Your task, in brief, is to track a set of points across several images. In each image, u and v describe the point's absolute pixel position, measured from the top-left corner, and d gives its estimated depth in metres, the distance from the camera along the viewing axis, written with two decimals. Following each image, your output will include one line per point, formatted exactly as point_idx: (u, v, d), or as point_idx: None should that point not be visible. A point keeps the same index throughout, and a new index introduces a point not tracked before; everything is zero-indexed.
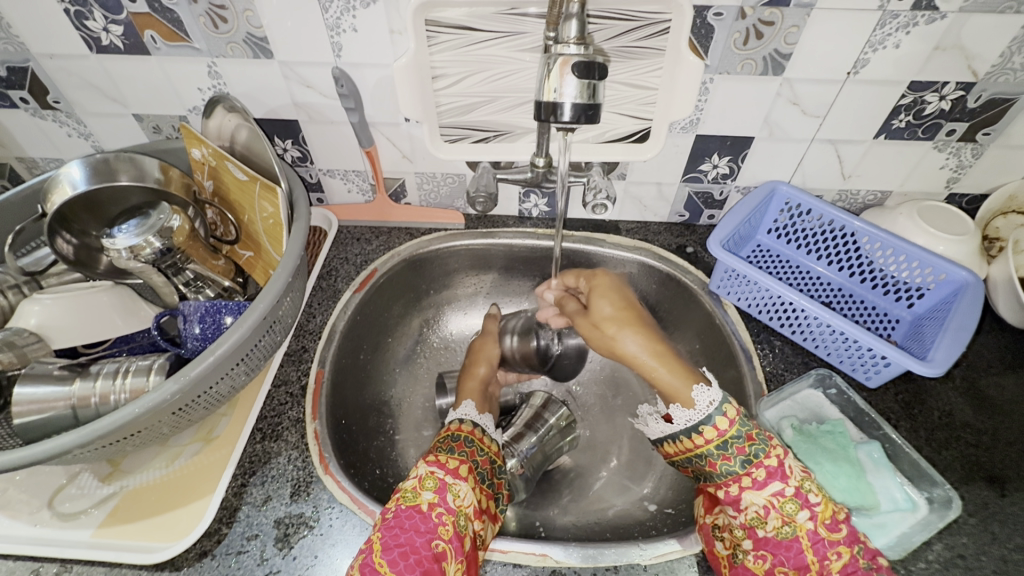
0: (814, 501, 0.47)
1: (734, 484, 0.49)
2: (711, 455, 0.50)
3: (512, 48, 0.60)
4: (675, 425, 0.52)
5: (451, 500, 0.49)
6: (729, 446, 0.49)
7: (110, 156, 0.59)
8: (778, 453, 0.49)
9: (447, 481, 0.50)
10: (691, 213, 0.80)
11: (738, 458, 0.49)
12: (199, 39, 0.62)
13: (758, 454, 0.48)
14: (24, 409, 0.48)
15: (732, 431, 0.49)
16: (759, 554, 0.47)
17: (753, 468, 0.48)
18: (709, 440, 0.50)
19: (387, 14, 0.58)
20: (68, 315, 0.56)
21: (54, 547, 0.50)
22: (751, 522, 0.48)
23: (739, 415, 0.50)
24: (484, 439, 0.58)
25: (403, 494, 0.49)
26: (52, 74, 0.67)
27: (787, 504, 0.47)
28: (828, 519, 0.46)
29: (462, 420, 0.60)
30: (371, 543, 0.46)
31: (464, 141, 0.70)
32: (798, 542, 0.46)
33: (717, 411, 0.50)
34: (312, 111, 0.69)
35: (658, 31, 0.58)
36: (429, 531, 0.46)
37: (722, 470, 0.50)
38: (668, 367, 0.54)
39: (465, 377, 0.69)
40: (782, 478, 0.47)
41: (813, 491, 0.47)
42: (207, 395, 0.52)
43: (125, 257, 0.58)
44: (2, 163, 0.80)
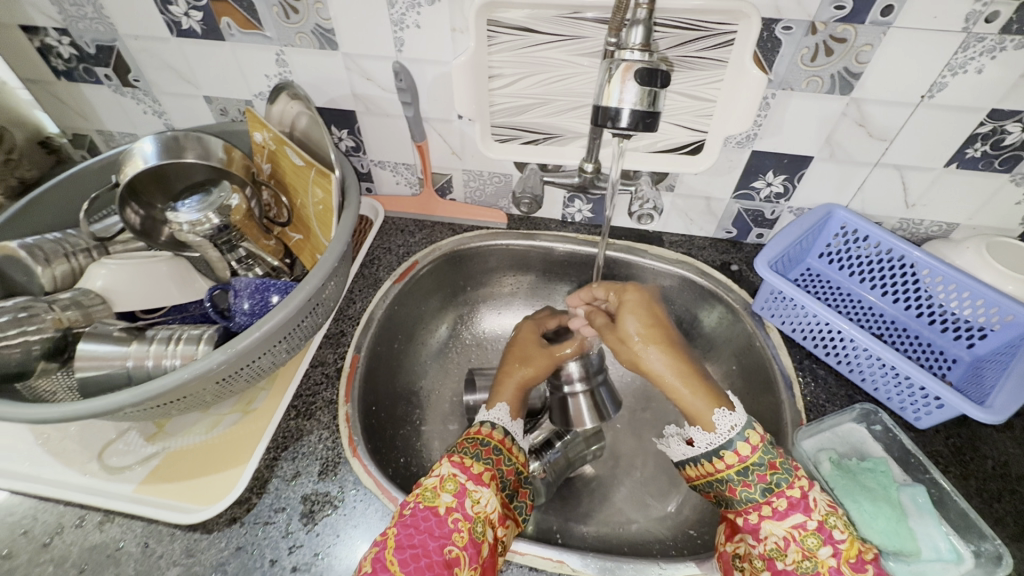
0: (839, 538, 0.45)
1: (755, 512, 0.48)
2: (732, 481, 0.49)
3: (571, 52, 0.60)
4: (695, 448, 0.52)
5: (469, 507, 0.49)
6: (750, 473, 0.48)
7: (181, 135, 0.63)
8: (801, 484, 0.47)
9: (467, 487, 0.50)
10: (739, 231, 0.78)
11: (759, 486, 0.48)
12: (271, 28, 0.64)
13: (780, 483, 0.47)
14: (85, 365, 0.51)
15: (754, 458, 0.48)
16: None
17: (774, 497, 0.47)
18: (729, 465, 0.49)
19: (451, 12, 0.59)
20: (129, 279, 0.58)
21: (100, 496, 0.53)
22: (771, 553, 0.46)
23: (764, 442, 0.49)
24: (510, 446, 0.57)
25: (423, 492, 0.50)
26: (135, 54, 0.71)
27: (809, 538, 0.45)
28: (853, 557, 0.44)
29: (494, 426, 0.58)
30: (386, 538, 0.47)
31: (514, 142, 0.70)
32: None
33: (738, 436, 0.49)
34: (370, 102, 0.70)
35: (722, 42, 0.57)
36: (443, 536, 0.47)
37: (741, 496, 0.49)
38: (695, 391, 0.52)
39: (503, 377, 0.64)
40: (805, 510, 0.46)
41: (838, 528, 0.45)
42: (250, 367, 0.55)
43: (184, 229, 0.62)
44: (84, 135, 0.86)
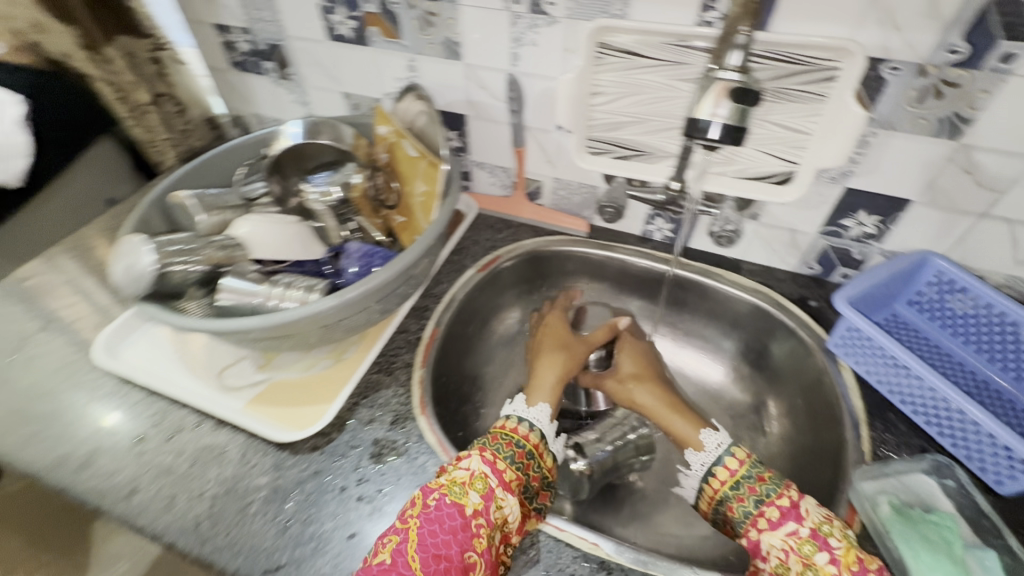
0: (835, 545, 0.48)
1: (753, 527, 0.51)
2: (729, 498, 0.55)
3: (672, 76, 0.64)
4: (692, 471, 0.58)
5: (493, 513, 0.50)
6: (742, 485, 0.54)
7: (320, 121, 0.78)
8: (790, 495, 0.52)
9: (495, 493, 0.51)
10: (822, 268, 0.76)
11: (751, 497, 0.53)
12: (409, 38, 0.75)
13: (770, 493, 0.52)
14: (225, 296, 0.61)
15: (743, 472, 0.55)
16: None
17: (766, 507, 0.51)
18: (723, 482, 0.55)
19: (565, 33, 0.66)
20: (265, 233, 0.67)
21: (215, 406, 0.63)
22: (776, 569, 0.49)
23: (750, 458, 0.56)
24: (540, 449, 0.58)
25: (451, 487, 0.50)
26: (296, 53, 0.85)
27: (805, 546, 0.48)
28: (852, 566, 0.46)
29: (531, 427, 0.59)
30: (409, 528, 0.48)
31: (606, 155, 0.75)
32: None
33: (726, 453, 0.57)
34: (480, 108, 0.79)
35: (823, 78, 0.59)
36: (464, 540, 0.47)
37: (741, 512, 0.53)
38: (682, 418, 0.63)
39: (543, 373, 0.67)
40: (796, 518, 0.50)
41: (832, 535, 0.48)
42: (350, 319, 0.63)
43: (314, 199, 0.75)
44: (242, 117, 1.03)
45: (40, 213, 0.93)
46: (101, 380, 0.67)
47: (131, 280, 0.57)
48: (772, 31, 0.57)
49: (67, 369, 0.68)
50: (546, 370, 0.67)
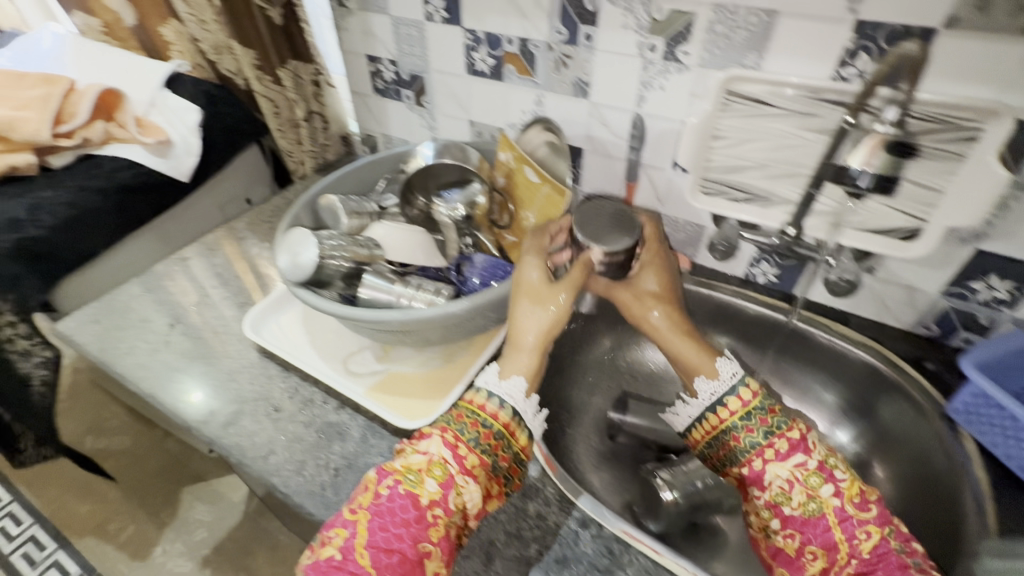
0: (840, 479, 0.55)
1: (760, 458, 0.57)
2: (736, 429, 0.60)
3: (799, 126, 0.67)
4: (699, 400, 0.63)
5: (451, 501, 0.51)
6: (753, 417, 0.59)
7: (450, 145, 0.87)
8: (799, 428, 0.58)
9: (454, 480, 0.52)
10: (941, 330, 0.74)
11: (762, 429, 0.58)
12: (542, 76, 0.82)
13: (781, 428, 0.58)
14: (365, 290, 0.68)
15: (755, 404, 0.60)
16: (789, 532, 0.55)
17: (775, 440, 0.57)
18: (734, 412, 0.60)
19: (694, 80, 0.70)
20: (399, 237, 0.76)
21: (341, 388, 0.70)
22: (778, 499, 0.55)
23: (761, 391, 0.62)
24: (509, 427, 0.57)
25: (408, 477, 0.52)
26: (435, 84, 0.96)
27: (811, 478, 0.55)
28: (855, 498, 0.54)
29: (502, 405, 0.58)
30: (359, 521, 0.50)
31: (720, 197, 0.77)
32: (825, 520, 0.53)
33: (740, 383, 0.62)
34: (598, 144, 0.84)
35: (964, 138, 0.59)
36: (417, 533, 0.49)
37: (747, 442, 0.59)
38: (695, 345, 0.67)
39: (518, 346, 0.62)
40: (805, 452, 0.56)
41: (836, 470, 0.56)
42: (469, 322, 0.68)
43: (442, 212, 0.83)
44: (374, 137, 1.15)
45: (198, 205, 1.13)
46: (246, 352, 0.76)
47: (298, 268, 0.66)
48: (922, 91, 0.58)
49: (218, 339, 0.79)
50: (525, 332, 0.63)
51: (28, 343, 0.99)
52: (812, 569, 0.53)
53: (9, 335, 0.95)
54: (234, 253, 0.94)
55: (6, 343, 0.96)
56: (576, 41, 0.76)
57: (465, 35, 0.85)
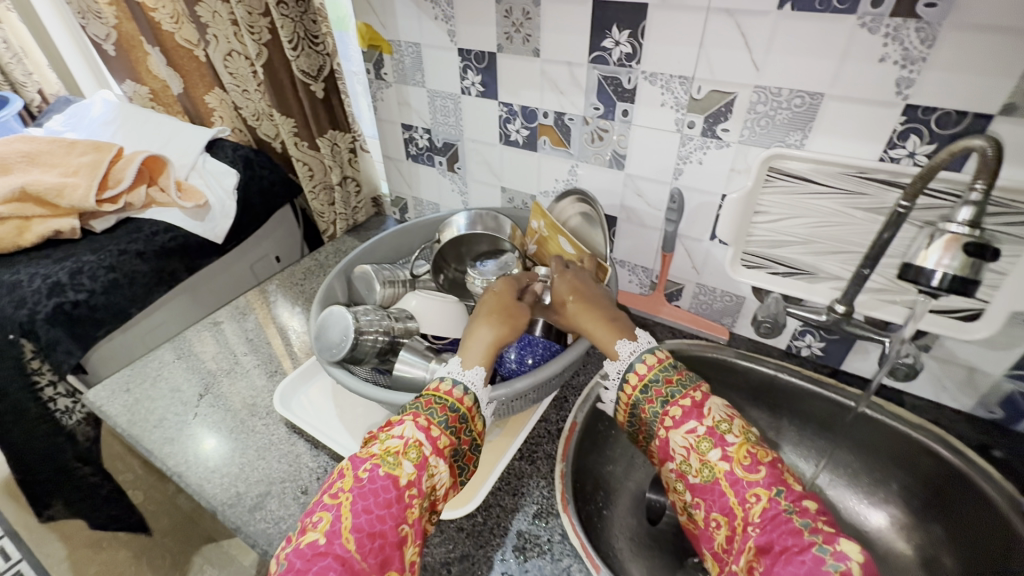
0: (729, 442, 0.51)
1: (661, 427, 0.55)
2: (641, 401, 0.57)
3: (845, 204, 0.65)
4: (610, 380, 0.61)
5: (425, 481, 0.49)
6: (650, 389, 0.57)
7: (485, 214, 0.85)
8: (694, 395, 0.55)
9: (428, 461, 0.50)
10: (1008, 415, 0.69)
11: (659, 399, 0.56)
12: (576, 147, 0.83)
13: (676, 395, 0.55)
14: (400, 366, 0.67)
15: (650, 376, 0.57)
16: (696, 501, 0.52)
17: (670, 408, 0.55)
18: (634, 387, 0.58)
19: (734, 156, 0.70)
20: (430, 307, 0.74)
21: None
22: (683, 468, 0.53)
23: (663, 361, 0.58)
24: (473, 411, 0.56)
25: (384, 456, 0.49)
26: (467, 152, 0.97)
27: (702, 443, 0.52)
28: (745, 461, 0.50)
29: (466, 391, 0.56)
30: (341, 504, 0.46)
31: (763, 270, 0.75)
32: (719, 485, 0.50)
33: (638, 359, 0.59)
34: (632, 213, 0.84)
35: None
36: (398, 514, 0.46)
37: (651, 413, 0.56)
38: (600, 327, 0.62)
39: (468, 345, 0.60)
40: (697, 417, 0.53)
41: (727, 433, 0.51)
42: (506, 405, 0.65)
43: (476, 283, 0.78)
44: (404, 200, 1.17)
45: (232, 265, 1.14)
46: (275, 426, 0.74)
47: (334, 343, 0.65)
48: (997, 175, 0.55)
49: (246, 411, 0.77)
50: (473, 337, 0.61)
51: (69, 401, 1.02)
52: (720, 537, 0.50)
53: (50, 395, 0.98)
54: (265, 317, 0.94)
55: (48, 401, 0.99)
56: (612, 116, 0.77)
57: (501, 108, 0.87)
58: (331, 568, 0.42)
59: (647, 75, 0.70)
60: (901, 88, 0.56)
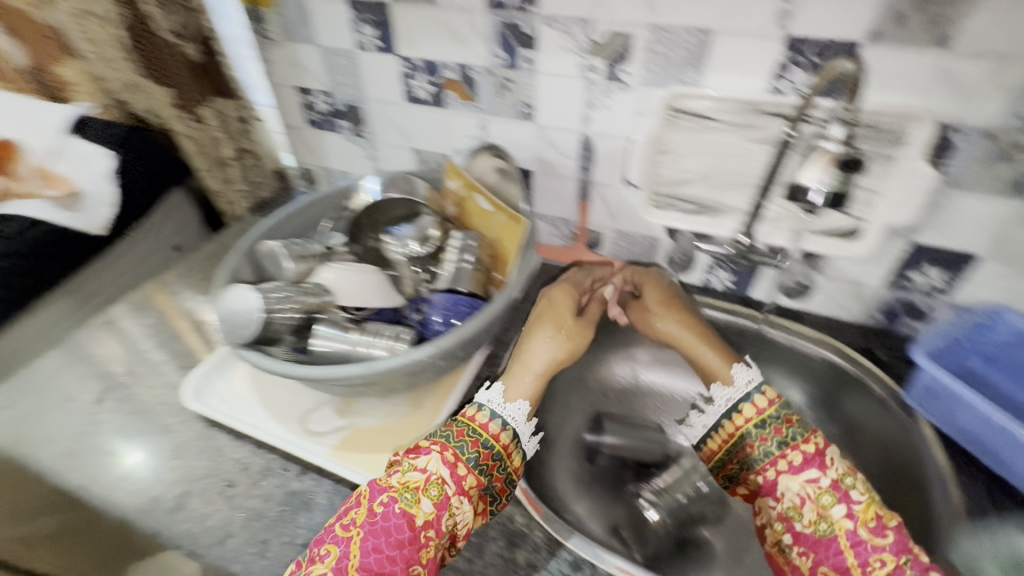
0: (855, 501, 0.54)
1: (772, 469, 0.58)
2: (751, 436, 0.61)
3: (741, 138, 0.68)
4: (713, 407, 0.65)
5: (444, 522, 0.52)
6: (767, 427, 0.60)
7: (395, 176, 0.84)
8: (816, 441, 0.58)
9: (449, 501, 0.53)
10: (887, 319, 0.77)
11: (774, 439, 0.59)
12: (484, 100, 0.81)
13: (796, 437, 0.58)
14: (318, 342, 0.63)
15: (770, 412, 0.61)
16: (802, 551, 0.55)
17: (788, 451, 0.58)
18: (747, 420, 0.62)
19: (638, 99, 0.70)
20: (349, 280, 0.70)
21: (300, 450, 0.64)
22: (789, 514, 0.56)
23: (778, 399, 0.62)
24: (508, 449, 0.59)
25: (404, 494, 0.52)
26: (372, 113, 0.92)
27: (823, 496, 0.55)
28: (871, 523, 0.53)
29: (504, 426, 0.60)
30: (353, 540, 0.50)
31: (675, 210, 0.77)
32: (837, 542, 0.53)
33: (755, 391, 0.63)
34: (547, 165, 0.84)
35: (894, 141, 0.61)
36: (409, 555, 0.50)
37: (760, 451, 0.59)
38: (713, 351, 0.69)
39: (517, 368, 0.66)
40: (820, 467, 0.56)
41: (855, 490, 0.54)
42: (434, 368, 0.64)
43: (393, 249, 0.78)
44: (311, 170, 1.09)
45: (114, 262, 0.96)
46: (190, 424, 0.69)
47: (239, 324, 0.61)
48: (868, 100, 0.60)
49: (153, 413, 0.70)
50: (533, 356, 0.67)
51: None
52: None
53: None
54: (165, 309, 0.85)
55: None
56: (517, 65, 0.75)
57: (402, 63, 0.82)
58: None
59: (548, 19, 0.69)
60: (781, 20, 0.58)
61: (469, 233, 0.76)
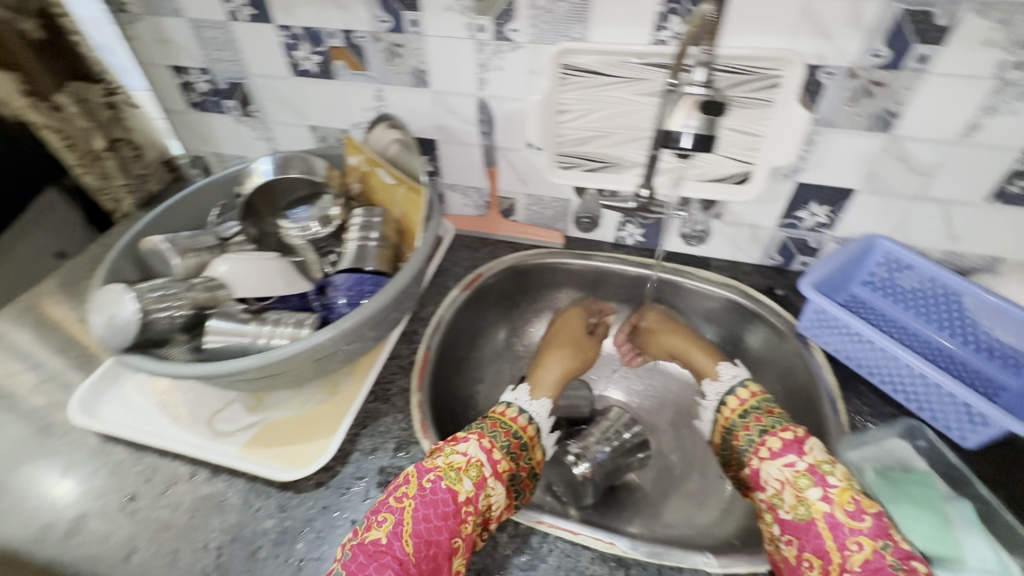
0: (831, 484, 0.52)
1: (755, 457, 0.58)
2: (737, 427, 0.63)
3: (631, 92, 0.69)
4: (708, 401, 0.68)
5: (481, 501, 0.53)
6: (749, 416, 0.62)
7: (290, 155, 0.76)
8: (796, 432, 0.57)
9: (486, 481, 0.54)
10: (783, 258, 0.82)
11: (756, 428, 0.60)
12: (374, 69, 0.77)
13: (774, 425, 0.59)
14: (212, 338, 0.60)
15: (751, 403, 0.63)
16: (788, 539, 0.52)
17: (767, 438, 0.58)
18: (733, 411, 0.64)
19: (529, 57, 0.69)
20: (246, 270, 0.66)
21: (209, 453, 0.61)
22: (773, 501, 0.55)
23: (760, 395, 0.64)
24: (534, 441, 0.62)
25: (449, 471, 0.54)
26: (258, 90, 0.86)
27: (800, 479, 0.53)
28: (849, 507, 0.50)
29: (529, 420, 0.63)
30: (405, 509, 0.51)
31: (577, 169, 0.78)
32: (816, 526, 0.51)
33: (740, 385, 0.66)
34: (450, 133, 0.81)
35: (769, 85, 0.64)
36: (453, 527, 0.51)
37: (744, 440, 0.61)
38: (702, 352, 0.74)
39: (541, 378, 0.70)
40: (797, 452, 0.55)
41: (830, 475, 0.52)
42: (343, 351, 0.63)
43: (293, 234, 0.75)
44: (203, 157, 1.01)
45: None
46: (82, 441, 0.64)
47: (115, 330, 0.56)
48: (742, 46, 0.62)
49: (38, 433, 0.64)
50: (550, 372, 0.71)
51: None
52: None
53: None
54: (44, 321, 0.77)
55: None
56: (403, 29, 0.71)
57: (281, 33, 0.77)
58: (388, 567, 0.47)
59: None
60: None
61: (372, 210, 0.73)
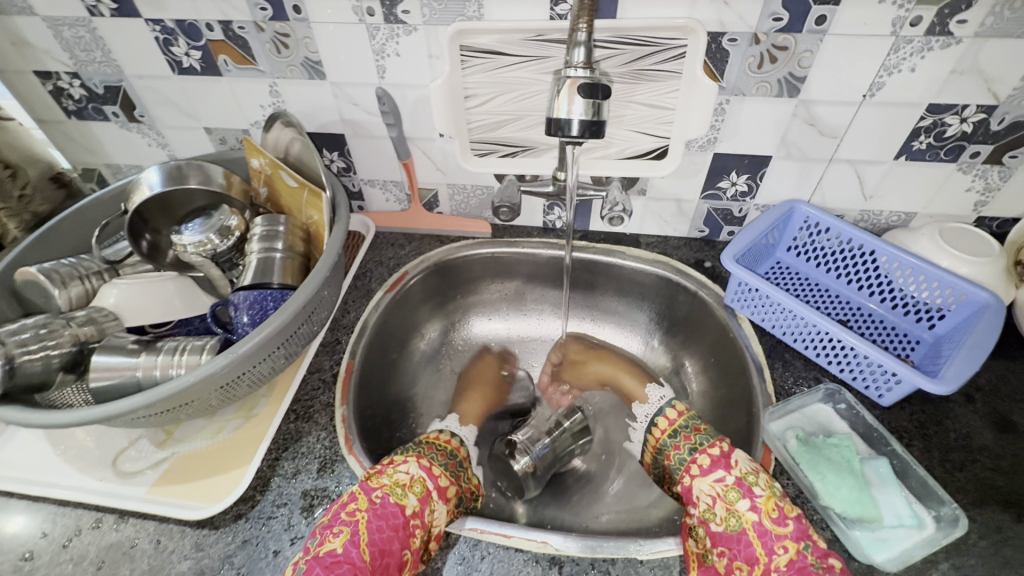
0: (757, 493, 0.51)
1: (687, 474, 0.56)
2: (668, 446, 0.61)
3: (537, 71, 0.66)
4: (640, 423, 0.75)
5: (427, 515, 0.52)
6: (679, 434, 0.60)
7: (183, 164, 0.67)
8: (722, 446, 0.57)
9: (431, 495, 0.54)
10: (711, 229, 0.81)
11: (686, 446, 0.59)
12: (263, 62, 0.71)
13: (704, 442, 0.58)
14: (98, 376, 0.55)
15: (680, 422, 0.61)
16: (719, 550, 0.50)
17: (698, 455, 0.57)
18: (663, 431, 0.61)
19: (426, 40, 0.64)
20: (136, 295, 0.62)
21: (113, 498, 0.57)
22: (705, 515, 0.53)
23: (687, 412, 0.62)
24: (467, 462, 0.62)
25: (394, 487, 0.53)
26: (140, 92, 0.78)
27: (730, 492, 0.52)
28: (774, 514, 0.50)
29: (454, 434, 0.64)
30: (359, 520, 0.49)
31: (492, 156, 0.75)
32: (746, 535, 0.50)
33: (668, 406, 0.63)
34: (357, 126, 0.76)
35: (675, 55, 0.62)
36: (404, 538, 0.49)
37: (676, 459, 0.59)
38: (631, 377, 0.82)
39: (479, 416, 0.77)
40: (725, 467, 0.54)
41: (756, 484, 0.52)
42: (250, 373, 0.59)
43: (189, 251, 0.67)
44: (94, 169, 0.93)
45: None
46: None
47: None
48: (643, 15, 0.59)
49: None
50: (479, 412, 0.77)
51: None
52: None
53: None
54: None
55: None
56: (286, 16, 0.65)
57: (152, 28, 0.69)
58: None
59: None
60: None
61: (274, 216, 0.67)
